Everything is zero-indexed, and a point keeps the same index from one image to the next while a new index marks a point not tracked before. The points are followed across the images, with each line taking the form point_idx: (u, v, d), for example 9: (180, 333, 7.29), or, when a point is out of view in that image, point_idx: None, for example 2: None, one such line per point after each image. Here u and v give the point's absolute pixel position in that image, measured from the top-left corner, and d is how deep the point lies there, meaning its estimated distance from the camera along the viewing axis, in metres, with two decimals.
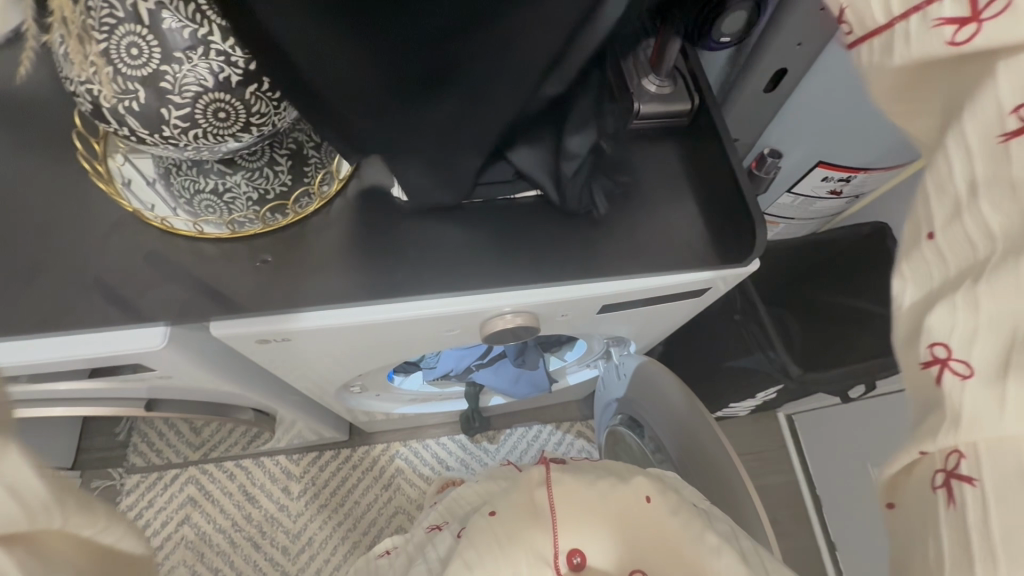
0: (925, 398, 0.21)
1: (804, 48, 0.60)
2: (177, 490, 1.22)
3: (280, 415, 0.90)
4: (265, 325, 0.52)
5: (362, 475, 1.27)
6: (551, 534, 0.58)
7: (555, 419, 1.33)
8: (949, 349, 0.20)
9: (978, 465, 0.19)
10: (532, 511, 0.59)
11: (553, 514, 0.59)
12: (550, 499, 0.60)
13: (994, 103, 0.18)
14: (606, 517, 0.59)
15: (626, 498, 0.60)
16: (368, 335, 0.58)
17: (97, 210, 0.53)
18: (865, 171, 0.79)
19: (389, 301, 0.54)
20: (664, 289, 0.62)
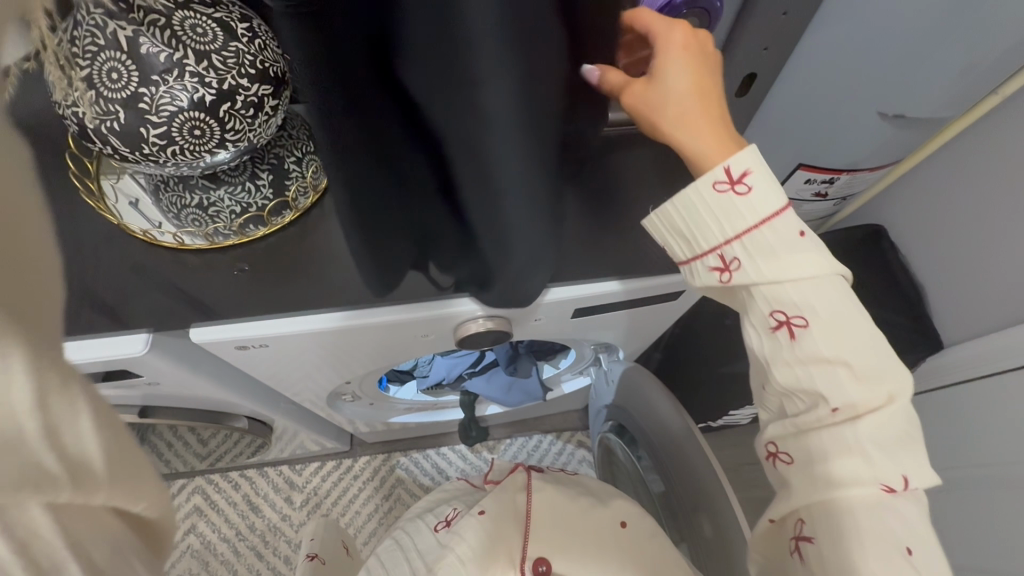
0: (776, 481, 0.50)
1: (770, 52, 0.60)
2: (184, 500, 1.25)
3: (275, 425, 0.92)
4: (248, 330, 0.55)
5: (364, 485, 1.28)
6: (521, 540, 0.59)
7: (555, 429, 1.33)
8: (778, 446, 0.48)
9: (809, 523, 0.45)
10: (511, 514, 0.61)
11: (527, 519, 0.61)
12: (529, 504, 0.62)
13: (762, 328, 0.46)
14: (578, 527, 0.61)
15: (603, 518, 0.63)
16: (343, 341, 0.60)
17: (88, 224, 0.56)
18: (849, 171, 0.81)
19: (371, 312, 0.57)
20: (634, 292, 0.64)
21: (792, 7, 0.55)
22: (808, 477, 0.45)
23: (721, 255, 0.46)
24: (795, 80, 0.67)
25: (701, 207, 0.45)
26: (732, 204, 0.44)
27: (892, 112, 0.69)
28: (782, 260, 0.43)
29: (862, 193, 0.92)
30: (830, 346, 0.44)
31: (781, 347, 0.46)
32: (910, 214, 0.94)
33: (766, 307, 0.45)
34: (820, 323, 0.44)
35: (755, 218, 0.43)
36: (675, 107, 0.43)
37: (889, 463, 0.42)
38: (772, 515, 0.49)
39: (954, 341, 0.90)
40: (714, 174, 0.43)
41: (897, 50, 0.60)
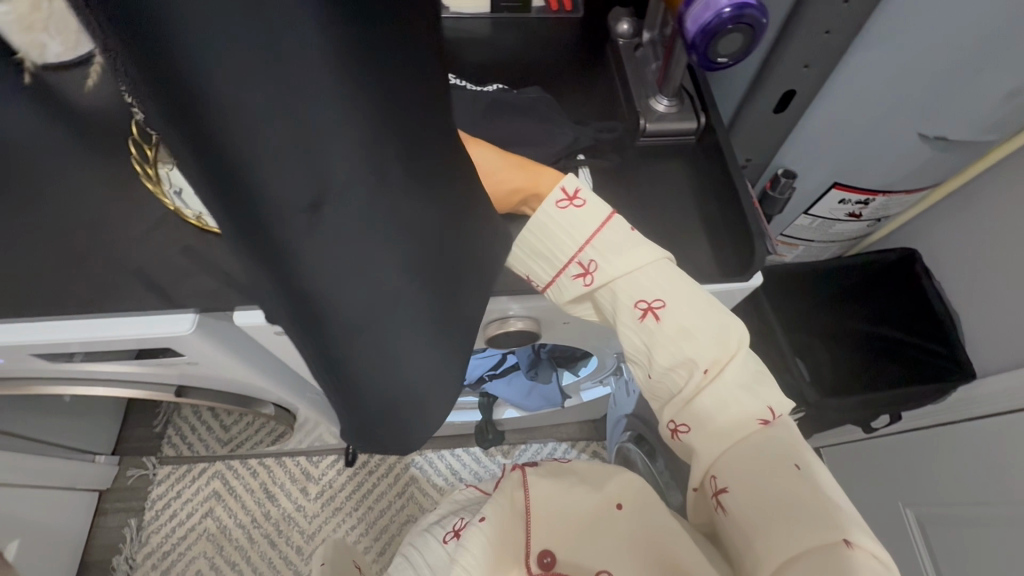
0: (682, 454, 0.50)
1: (810, 70, 0.60)
2: (203, 483, 1.28)
3: (299, 413, 0.94)
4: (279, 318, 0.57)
5: (378, 481, 1.29)
6: (523, 534, 0.62)
7: (570, 438, 1.33)
8: (674, 421, 0.48)
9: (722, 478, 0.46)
10: (511, 512, 0.62)
11: (528, 513, 0.62)
12: (527, 501, 0.62)
13: (625, 326, 0.48)
14: (577, 528, 0.61)
15: (594, 504, 0.61)
16: None
17: (145, 207, 0.59)
18: (883, 193, 0.81)
19: None
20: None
21: (836, 25, 0.55)
22: (711, 435, 0.46)
23: (580, 261, 0.48)
24: (836, 99, 0.67)
25: (552, 224, 0.48)
26: (577, 216, 0.48)
27: (932, 134, 0.70)
28: (629, 253, 0.47)
29: (897, 216, 0.91)
30: (679, 309, 0.47)
31: (650, 332, 0.47)
32: (948, 240, 0.93)
33: (626, 301, 0.47)
34: (672, 297, 0.47)
35: (595, 222, 0.47)
36: (499, 176, 0.48)
37: (756, 400, 0.46)
38: (692, 483, 0.49)
39: (989, 372, 0.88)
40: (553, 193, 0.48)
41: (942, 73, 0.60)
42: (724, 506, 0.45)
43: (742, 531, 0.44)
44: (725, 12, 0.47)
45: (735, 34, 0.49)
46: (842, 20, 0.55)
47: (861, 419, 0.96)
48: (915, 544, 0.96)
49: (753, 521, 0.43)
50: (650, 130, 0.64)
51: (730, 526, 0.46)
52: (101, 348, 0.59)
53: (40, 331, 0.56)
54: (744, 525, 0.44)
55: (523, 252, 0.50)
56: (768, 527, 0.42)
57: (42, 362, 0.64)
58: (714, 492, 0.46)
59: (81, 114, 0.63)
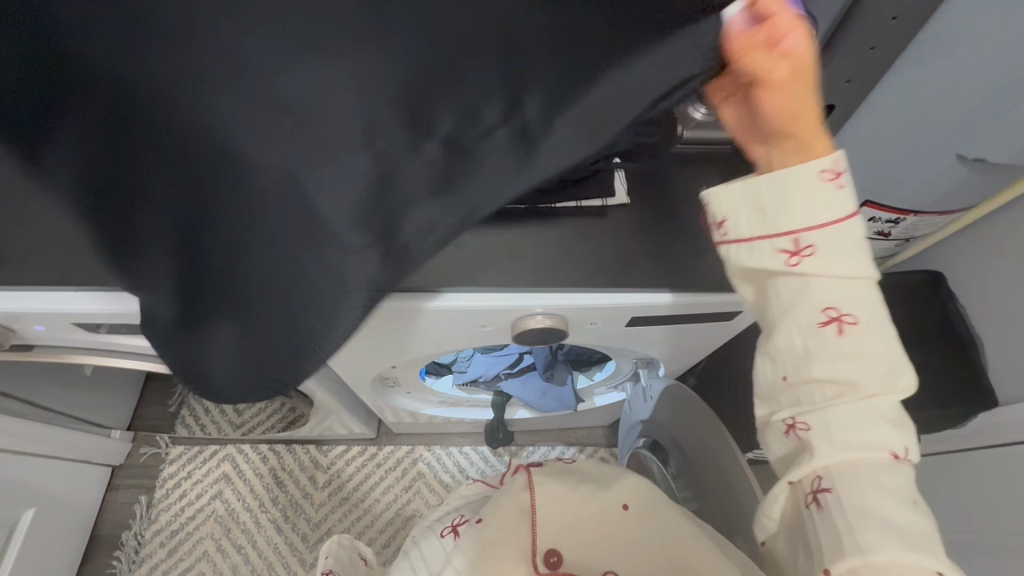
0: (789, 445, 0.49)
1: (852, 85, 0.61)
2: (214, 465, 1.29)
3: (316, 400, 0.95)
4: None
5: (385, 474, 1.30)
6: (530, 534, 0.58)
7: (579, 442, 1.33)
8: (799, 418, 0.47)
9: (829, 478, 0.45)
10: (515, 512, 0.59)
11: (534, 514, 0.59)
12: (533, 501, 0.60)
13: (808, 324, 0.47)
14: (585, 528, 0.60)
15: (605, 500, 0.61)
16: (382, 323, 0.64)
17: None
18: (914, 214, 0.81)
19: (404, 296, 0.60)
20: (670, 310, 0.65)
21: (881, 41, 0.56)
22: (828, 440, 0.46)
23: (796, 239, 0.47)
24: (874, 114, 0.67)
25: (796, 192, 0.46)
26: (830, 193, 0.45)
27: (970, 156, 0.69)
28: (850, 259, 0.46)
29: (925, 237, 0.91)
30: (856, 344, 0.46)
31: (824, 341, 0.46)
32: (974, 264, 0.92)
33: (817, 303, 0.47)
34: (865, 317, 0.46)
35: (843, 212, 0.45)
36: (795, 108, 0.47)
37: (894, 432, 0.45)
38: (788, 477, 0.48)
39: (1011, 400, 0.87)
40: (823, 161, 0.45)
41: (987, 94, 0.60)
42: (818, 507, 0.46)
43: (829, 534, 0.44)
44: None
45: None
46: (888, 36, 0.55)
47: None
48: None
49: (844, 524, 0.43)
50: (687, 137, 0.64)
51: (815, 523, 0.46)
52: (137, 320, 0.61)
53: (77, 301, 0.57)
54: (841, 527, 0.44)
55: (730, 206, 0.50)
56: (857, 528, 0.43)
57: (77, 332, 0.65)
58: (815, 489, 0.46)
59: None
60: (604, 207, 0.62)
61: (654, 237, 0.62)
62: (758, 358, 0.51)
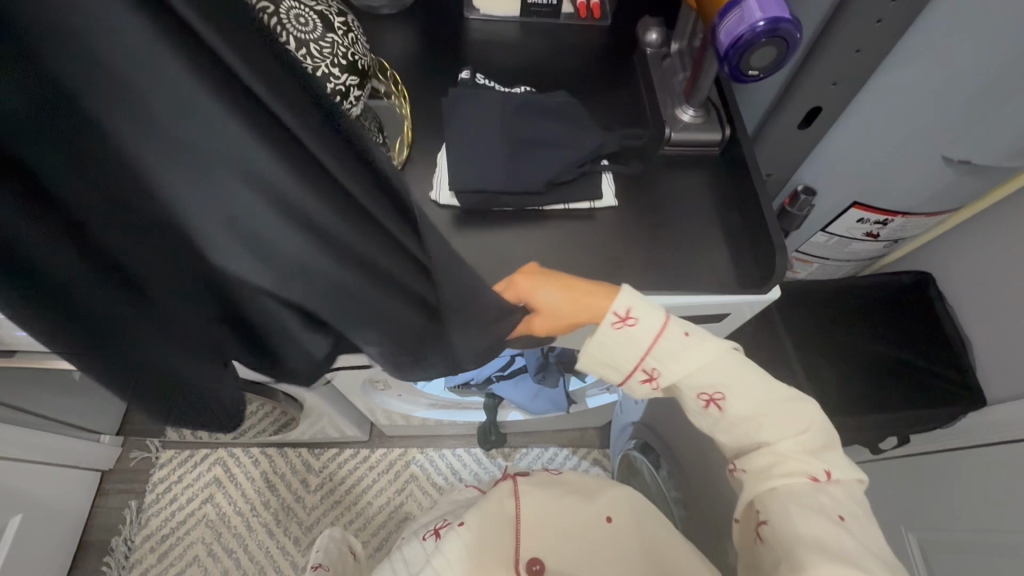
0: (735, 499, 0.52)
1: (838, 88, 0.61)
2: (205, 469, 1.28)
3: (307, 403, 0.95)
4: None
5: (377, 477, 1.29)
6: (515, 543, 0.59)
7: (572, 443, 1.33)
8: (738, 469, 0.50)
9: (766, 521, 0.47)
10: (500, 520, 0.59)
11: (518, 522, 0.60)
12: (518, 510, 0.60)
13: (706, 417, 0.51)
14: (572, 538, 0.60)
15: (589, 511, 0.62)
16: None
17: None
18: (902, 215, 0.81)
19: None
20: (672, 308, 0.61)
21: (867, 44, 0.56)
22: (756, 479, 0.49)
23: (646, 370, 0.50)
24: (860, 117, 0.67)
25: (617, 348, 0.49)
26: (631, 334, 0.48)
27: (956, 158, 0.70)
28: (687, 355, 0.49)
29: (914, 238, 0.91)
30: (746, 414, 0.49)
31: (715, 418, 0.51)
32: (964, 264, 0.93)
33: (693, 390, 0.50)
34: (733, 391, 0.49)
35: (651, 336, 0.48)
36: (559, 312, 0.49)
37: (813, 457, 0.48)
38: (736, 513, 0.51)
39: (1000, 400, 0.88)
40: (607, 317, 0.48)
41: (971, 98, 0.61)
42: (762, 538, 0.48)
43: (771, 558, 0.46)
44: (759, 26, 0.48)
45: (769, 47, 0.49)
46: (873, 39, 0.55)
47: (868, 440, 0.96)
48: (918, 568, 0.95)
49: (781, 549, 0.45)
50: (675, 139, 0.65)
51: (764, 552, 0.47)
52: None
53: None
54: (776, 548, 0.46)
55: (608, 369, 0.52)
56: (794, 553, 0.44)
57: None
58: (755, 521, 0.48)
59: None
60: (592, 211, 0.62)
61: (642, 240, 0.62)
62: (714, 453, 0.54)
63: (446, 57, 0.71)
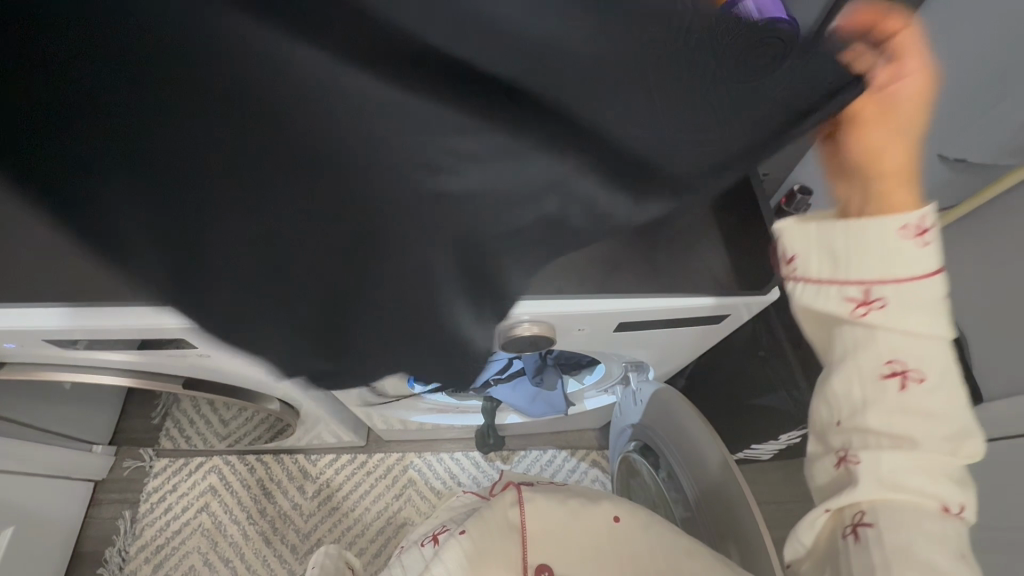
0: (831, 482, 0.43)
1: None
2: (200, 478, 1.27)
3: (303, 410, 0.94)
4: None
5: (375, 482, 1.28)
6: (519, 551, 0.58)
7: (570, 445, 1.32)
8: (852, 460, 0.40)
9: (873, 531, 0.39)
10: (503, 529, 0.59)
11: (522, 533, 0.59)
12: (522, 520, 0.60)
13: (875, 390, 0.40)
14: (575, 545, 0.59)
15: (595, 517, 0.61)
16: None
17: None
18: None
19: None
20: (666, 312, 0.62)
21: None
22: (877, 483, 0.39)
23: (868, 289, 0.39)
24: None
25: (876, 244, 0.38)
26: (917, 249, 0.38)
27: (952, 156, 0.70)
28: (926, 313, 0.39)
29: None
30: (935, 405, 0.39)
31: (880, 394, 0.40)
32: (958, 262, 0.93)
33: (881, 354, 0.40)
34: (935, 374, 0.40)
35: (925, 269, 0.38)
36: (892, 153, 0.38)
37: (954, 484, 0.39)
38: (826, 504, 0.42)
39: (995, 396, 0.89)
40: (908, 214, 0.37)
41: None
42: (855, 539, 0.40)
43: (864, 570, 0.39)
44: None
45: None
46: None
47: None
48: None
49: (882, 565, 0.39)
50: None
51: (851, 559, 0.41)
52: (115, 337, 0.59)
53: (49, 318, 0.55)
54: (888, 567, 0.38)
55: (810, 244, 0.41)
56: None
57: (51, 349, 0.63)
58: (855, 522, 0.40)
59: None
60: None
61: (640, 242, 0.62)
62: (813, 403, 0.44)
63: None
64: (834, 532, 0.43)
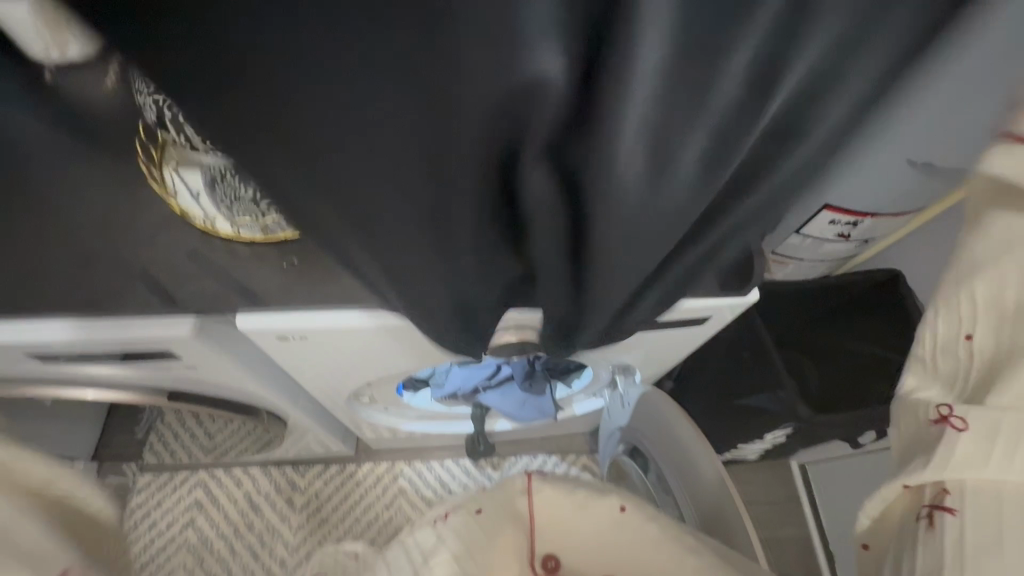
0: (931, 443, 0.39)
1: None
2: (186, 492, 1.25)
3: (290, 421, 0.93)
4: (254, 323, 0.56)
5: (365, 492, 1.27)
6: (526, 537, 0.63)
7: (560, 450, 1.33)
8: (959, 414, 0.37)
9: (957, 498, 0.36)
10: (512, 516, 0.63)
11: (530, 520, 0.64)
12: (531, 509, 0.63)
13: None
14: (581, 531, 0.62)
15: (599, 510, 0.61)
16: (322, 342, 0.61)
17: (148, 211, 0.58)
18: (872, 216, 0.84)
19: (334, 308, 0.57)
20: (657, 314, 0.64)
21: None
22: (972, 454, 0.36)
23: None
24: None
25: None
26: None
27: (919, 161, 0.73)
28: None
29: (883, 237, 0.95)
30: None
31: None
32: (930, 262, 0.97)
33: None
34: None
35: None
36: None
37: None
38: (909, 473, 0.40)
39: None
40: None
41: (932, 103, 0.63)
42: (928, 520, 0.38)
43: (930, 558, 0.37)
44: None
45: None
46: None
47: (847, 436, 0.98)
48: None
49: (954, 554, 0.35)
50: None
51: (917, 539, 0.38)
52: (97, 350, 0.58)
53: (27, 332, 0.54)
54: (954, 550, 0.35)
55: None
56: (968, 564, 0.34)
57: (30, 364, 0.62)
58: (935, 497, 0.38)
59: (83, 116, 0.63)
60: None
61: None
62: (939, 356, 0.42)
63: None
64: (908, 517, 0.40)
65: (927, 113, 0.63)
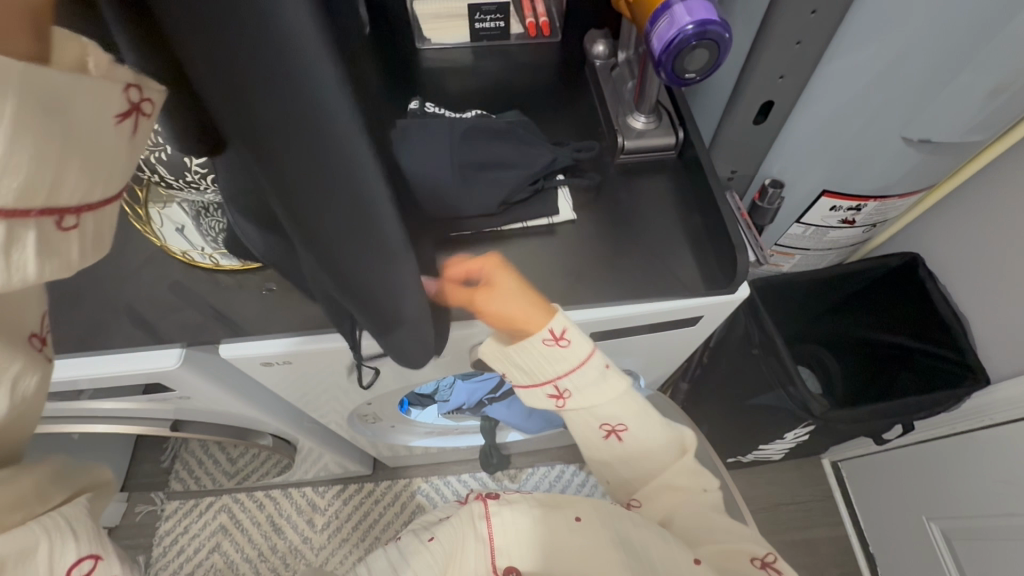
0: None
1: (786, 81, 0.61)
2: (211, 517, 1.27)
3: (300, 443, 0.95)
4: (234, 351, 0.57)
5: (383, 510, 1.28)
6: (486, 552, 0.52)
7: (578, 459, 1.31)
8: None
9: None
10: (469, 537, 0.53)
11: (489, 542, 0.52)
12: (489, 530, 0.53)
13: None
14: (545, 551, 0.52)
15: (551, 522, 0.54)
16: (302, 364, 0.61)
17: (135, 247, 0.60)
18: (877, 199, 0.81)
19: (313, 336, 0.57)
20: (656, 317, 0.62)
21: (807, 35, 0.56)
22: None
23: None
24: (814, 108, 0.66)
25: None
26: None
27: (916, 138, 0.69)
28: None
29: (892, 221, 0.91)
30: None
31: None
32: (950, 240, 0.92)
33: None
34: None
35: None
36: None
37: None
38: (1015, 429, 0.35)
39: (1003, 376, 0.86)
40: None
41: (920, 73, 0.60)
42: None
43: None
44: (689, 28, 0.48)
45: (702, 49, 0.49)
46: (813, 30, 0.55)
47: (872, 431, 0.94)
48: (943, 555, 0.96)
49: None
50: (629, 147, 0.65)
51: None
52: (92, 386, 0.60)
53: None
54: None
55: None
56: None
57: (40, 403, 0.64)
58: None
59: None
60: (551, 227, 0.63)
61: (607, 250, 0.61)
62: None
63: (401, 86, 0.71)
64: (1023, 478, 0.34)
65: (901, 79, 0.61)
